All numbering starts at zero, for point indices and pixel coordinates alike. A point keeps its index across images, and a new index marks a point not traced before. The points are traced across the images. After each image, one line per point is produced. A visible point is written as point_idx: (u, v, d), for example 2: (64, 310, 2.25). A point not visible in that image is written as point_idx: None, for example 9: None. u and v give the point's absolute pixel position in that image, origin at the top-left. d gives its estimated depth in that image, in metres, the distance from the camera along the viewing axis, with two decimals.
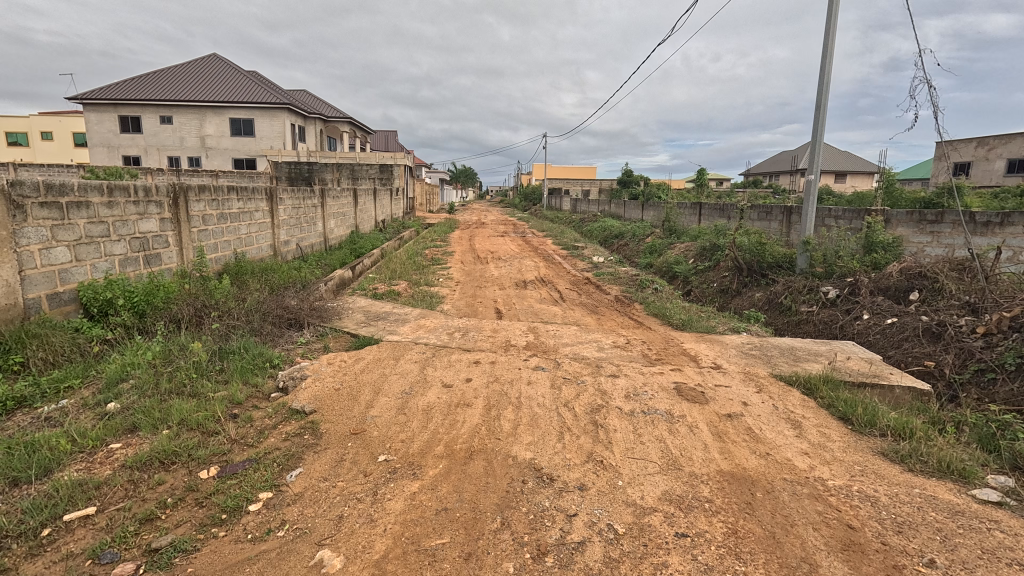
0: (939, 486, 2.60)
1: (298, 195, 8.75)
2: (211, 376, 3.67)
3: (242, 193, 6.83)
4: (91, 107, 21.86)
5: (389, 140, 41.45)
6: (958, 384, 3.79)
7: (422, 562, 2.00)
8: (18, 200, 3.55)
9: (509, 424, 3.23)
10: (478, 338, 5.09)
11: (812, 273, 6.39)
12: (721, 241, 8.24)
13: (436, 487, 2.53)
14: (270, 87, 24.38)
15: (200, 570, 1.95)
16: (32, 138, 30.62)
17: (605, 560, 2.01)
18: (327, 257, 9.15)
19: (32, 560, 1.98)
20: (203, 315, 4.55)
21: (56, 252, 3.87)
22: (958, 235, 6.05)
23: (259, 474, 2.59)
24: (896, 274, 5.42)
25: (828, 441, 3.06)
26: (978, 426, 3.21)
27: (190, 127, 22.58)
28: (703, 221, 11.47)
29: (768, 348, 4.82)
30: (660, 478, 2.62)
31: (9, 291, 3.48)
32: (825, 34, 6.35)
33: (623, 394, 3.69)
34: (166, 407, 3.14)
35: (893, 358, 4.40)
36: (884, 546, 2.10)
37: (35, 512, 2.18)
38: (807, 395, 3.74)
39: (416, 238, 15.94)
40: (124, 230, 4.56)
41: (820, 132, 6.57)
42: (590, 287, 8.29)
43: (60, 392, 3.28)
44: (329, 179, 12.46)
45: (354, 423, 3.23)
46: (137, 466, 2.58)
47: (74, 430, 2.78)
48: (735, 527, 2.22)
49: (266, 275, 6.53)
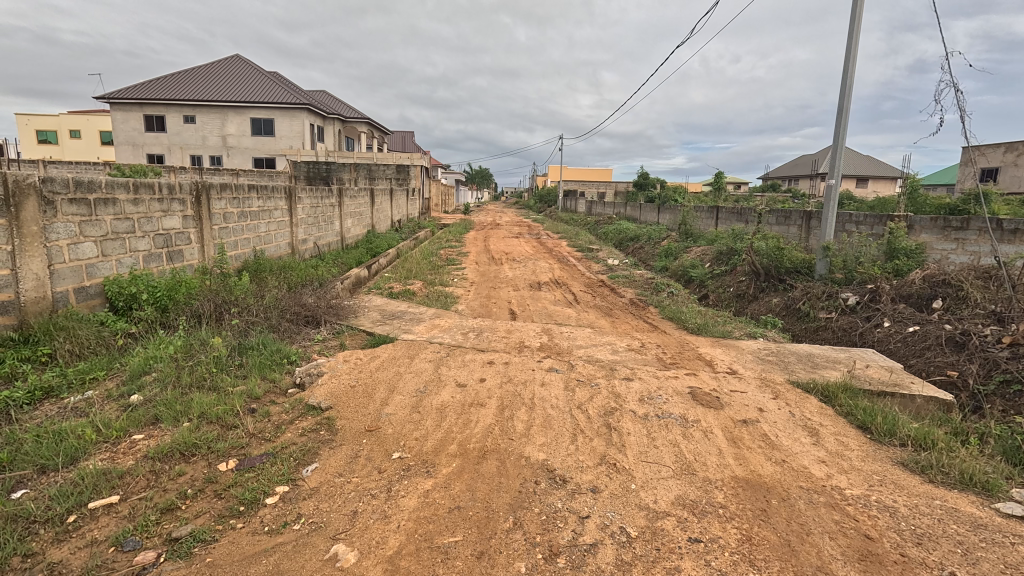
0: (961, 499, 2.54)
1: (317, 194, 8.89)
2: (230, 371, 3.75)
3: (262, 191, 6.95)
4: (119, 107, 22.57)
5: (406, 141, 42.29)
6: (982, 395, 3.69)
7: (435, 559, 2.02)
8: (49, 196, 3.68)
9: (523, 424, 3.25)
10: (492, 339, 5.12)
11: (831, 279, 6.27)
12: (738, 245, 8.16)
13: (449, 485, 2.55)
14: (291, 88, 24.85)
15: (220, 560, 2.00)
16: (64, 137, 31.86)
17: (617, 563, 2.01)
18: (343, 255, 9.28)
19: (58, 545, 2.04)
20: (223, 311, 4.63)
21: (83, 246, 3.99)
22: (984, 243, 5.89)
23: (276, 469, 2.64)
24: (919, 281, 5.31)
25: (846, 449, 3.01)
26: (1003, 438, 3.12)
27: (213, 126, 23.06)
28: (720, 224, 11.41)
29: (786, 354, 4.74)
30: (673, 482, 2.61)
31: (38, 284, 3.60)
32: (849, 35, 6.25)
33: (637, 398, 3.68)
34: (186, 400, 3.21)
35: (915, 367, 4.30)
36: (903, 557, 2.07)
37: (62, 499, 2.26)
38: (825, 403, 3.68)
39: (432, 237, 16.12)
40: (148, 227, 4.69)
41: (842, 133, 6.44)
42: (605, 290, 8.29)
43: (85, 383, 3.37)
44: (347, 179, 12.64)
45: (370, 420, 3.28)
46: (159, 457, 2.66)
47: (99, 421, 2.87)
48: (749, 534, 2.19)
49: (283, 273, 6.64)
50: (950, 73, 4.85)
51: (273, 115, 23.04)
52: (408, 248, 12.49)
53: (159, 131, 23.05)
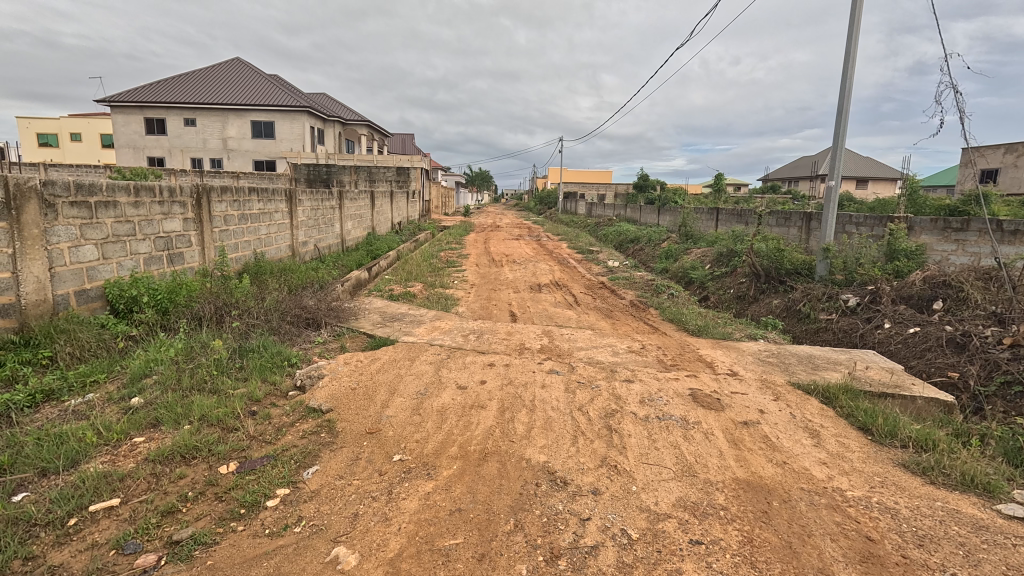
0: (963, 500, 2.54)
1: (317, 196, 8.90)
2: (231, 374, 3.75)
3: (263, 194, 6.97)
4: (120, 110, 22.62)
5: (406, 143, 42.39)
6: (983, 396, 3.69)
7: (436, 561, 2.02)
8: (50, 199, 3.70)
9: (523, 426, 3.25)
10: (493, 341, 5.12)
11: (832, 280, 6.27)
12: (739, 246, 8.16)
13: (450, 487, 2.55)
14: (292, 90, 24.91)
15: (221, 563, 2.00)
16: (65, 140, 31.94)
17: (618, 565, 2.01)
18: (344, 257, 9.29)
19: (59, 548, 2.04)
20: (223, 313, 4.63)
21: (85, 249, 4.00)
22: (984, 244, 5.89)
23: (277, 471, 2.64)
24: (919, 282, 5.31)
25: (847, 451, 3.01)
26: (1004, 439, 3.12)
27: (213, 129, 23.10)
28: (720, 226, 11.42)
29: (786, 356, 4.74)
30: (674, 484, 2.61)
31: (39, 287, 3.60)
32: (849, 36, 6.26)
33: (638, 400, 3.67)
34: (187, 403, 3.22)
35: (916, 368, 4.29)
36: (905, 559, 2.06)
37: (62, 502, 2.26)
38: (826, 404, 3.68)
39: (432, 239, 16.13)
40: (149, 230, 4.70)
41: (842, 134, 6.45)
42: (605, 292, 8.29)
43: (86, 386, 3.37)
44: (347, 181, 12.66)
45: (371, 423, 3.28)
46: (159, 459, 2.66)
47: (100, 423, 2.87)
48: (751, 536, 2.19)
49: (284, 275, 6.65)
50: (950, 74, 4.86)
51: (273, 117, 23.08)
52: (408, 250, 12.50)
53: (160, 133, 23.11)
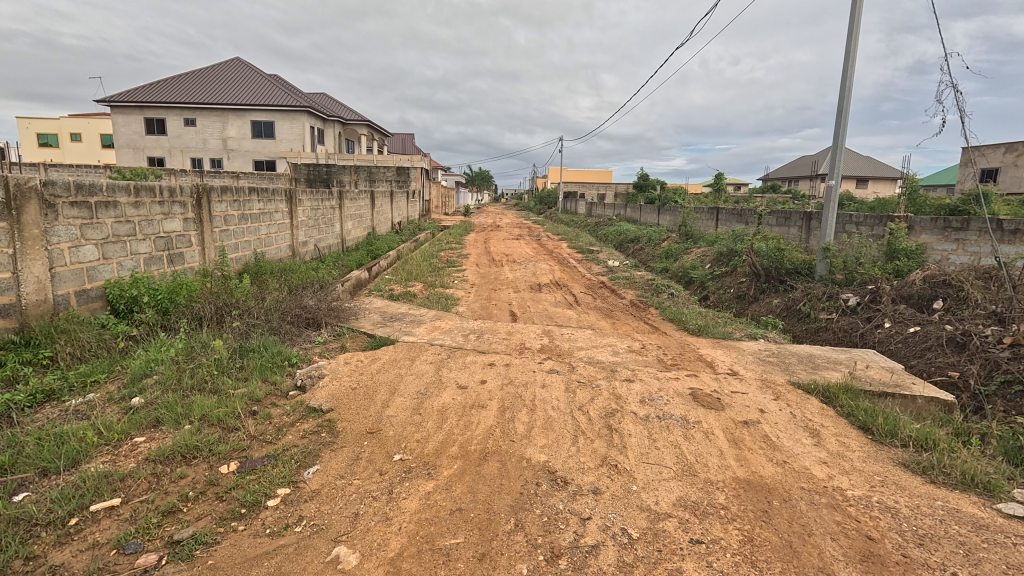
0: (963, 499, 2.54)
1: (317, 196, 8.91)
2: (231, 374, 3.75)
3: (263, 194, 6.97)
4: (120, 110, 22.63)
5: (405, 143, 42.36)
6: (983, 396, 3.69)
7: (436, 560, 2.02)
8: (50, 199, 3.70)
9: (524, 426, 3.25)
10: (493, 340, 5.12)
11: (832, 280, 6.27)
12: (739, 246, 8.16)
13: (451, 487, 2.55)
14: (292, 90, 24.91)
15: (222, 563, 2.00)
16: (65, 140, 31.96)
17: (619, 564, 2.01)
18: (344, 257, 9.29)
19: (59, 548, 2.05)
20: (223, 313, 4.63)
21: (85, 249, 4.00)
22: (984, 244, 5.90)
23: (277, 471, 2.64)
24: (919, 282, 5.31)
25: (847, 450, 3.01)
26: (1004, 439, 3.12)
27: (213, 129, 23.10)
28: (720, 225, 11.41)
29: (786, 355, 4.74)
30: (674, 484, 2.61)
31: (40, 287, 3.61)
32: (849, 36, 6.26)
33: (638, 399, 3.68)
34: (188, 403, 3.22)
35: (916, 368, 4.29)
36: (905, 558, 2.06)
37: (63, 502, 2.26)
38: (826, 404, 3.68)
39: (432, 239, 16.12)
40: (149, 230, 4.70)
41: (842, 133, 6.45)
42: (605, 291, 8.29)
43: (87, 386, 3.37)
44: (348, 181, 12.67)
45: (371, 423, 3.28)
46: (160, 459, 2.66)
47: (100, 423, 2.87)
48: (751, 536, 2.19)
49: (284, 275, 6.65)
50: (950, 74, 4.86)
51: (273, 117, 23.08)
52: (408, 249, 12.51)
53: (160, 133, 23.11)
